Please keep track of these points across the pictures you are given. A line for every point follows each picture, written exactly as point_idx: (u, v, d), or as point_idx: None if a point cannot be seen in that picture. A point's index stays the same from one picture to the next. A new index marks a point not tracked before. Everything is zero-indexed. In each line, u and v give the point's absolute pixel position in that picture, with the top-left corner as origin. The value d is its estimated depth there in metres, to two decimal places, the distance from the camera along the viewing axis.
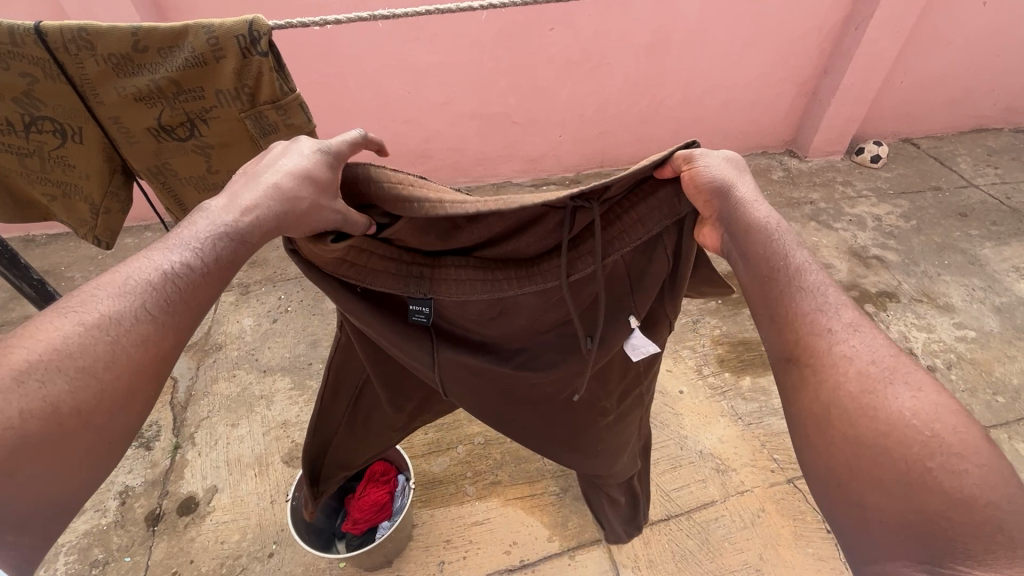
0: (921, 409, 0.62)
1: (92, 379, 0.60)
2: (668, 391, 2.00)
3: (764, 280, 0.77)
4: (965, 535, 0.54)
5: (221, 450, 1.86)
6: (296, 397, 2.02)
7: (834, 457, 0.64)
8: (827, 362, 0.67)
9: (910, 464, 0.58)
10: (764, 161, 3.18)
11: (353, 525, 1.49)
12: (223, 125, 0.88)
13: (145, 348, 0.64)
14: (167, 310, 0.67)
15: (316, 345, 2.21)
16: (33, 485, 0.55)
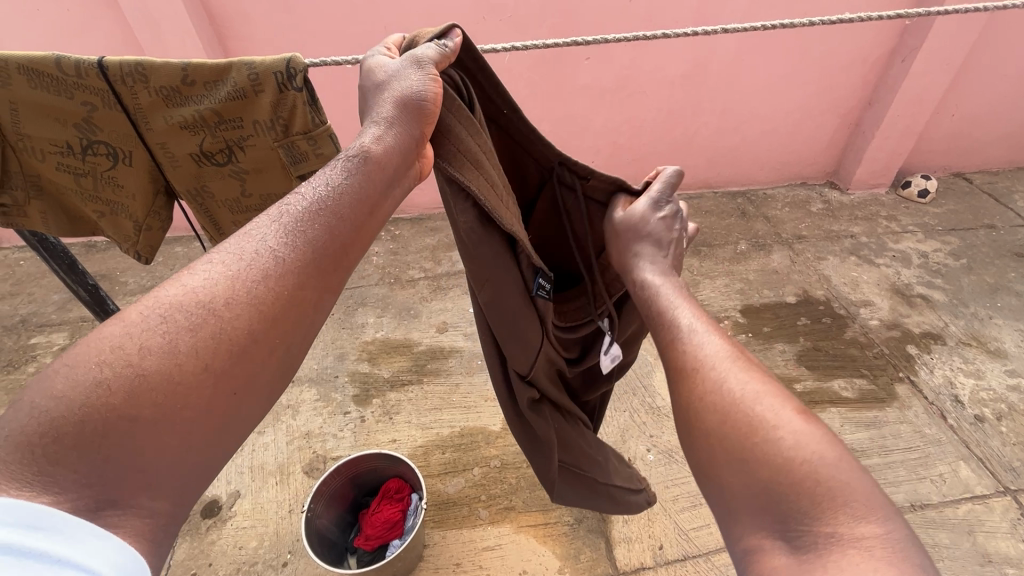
0: (755, 393, 0.69)
1: (229, 325, 0.58)
2: None
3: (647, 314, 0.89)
4: (798, 497, 0.59)
5: (246, 456, 1.92)
6: (321, 409, 2.08)
7: (699, 454, 0.69)
8: (688, 377, 0.75)
9: (743, 439, 0.65)
10: (803, 192, 3.11)
11: (369, 539, 1.52)
12: (258, 153, 0.95)
13: (286, 293, 0.63)
14: (314, 255, 0.68)
15: (343, 358, 2.26)
16: (159, 437, 0.51)
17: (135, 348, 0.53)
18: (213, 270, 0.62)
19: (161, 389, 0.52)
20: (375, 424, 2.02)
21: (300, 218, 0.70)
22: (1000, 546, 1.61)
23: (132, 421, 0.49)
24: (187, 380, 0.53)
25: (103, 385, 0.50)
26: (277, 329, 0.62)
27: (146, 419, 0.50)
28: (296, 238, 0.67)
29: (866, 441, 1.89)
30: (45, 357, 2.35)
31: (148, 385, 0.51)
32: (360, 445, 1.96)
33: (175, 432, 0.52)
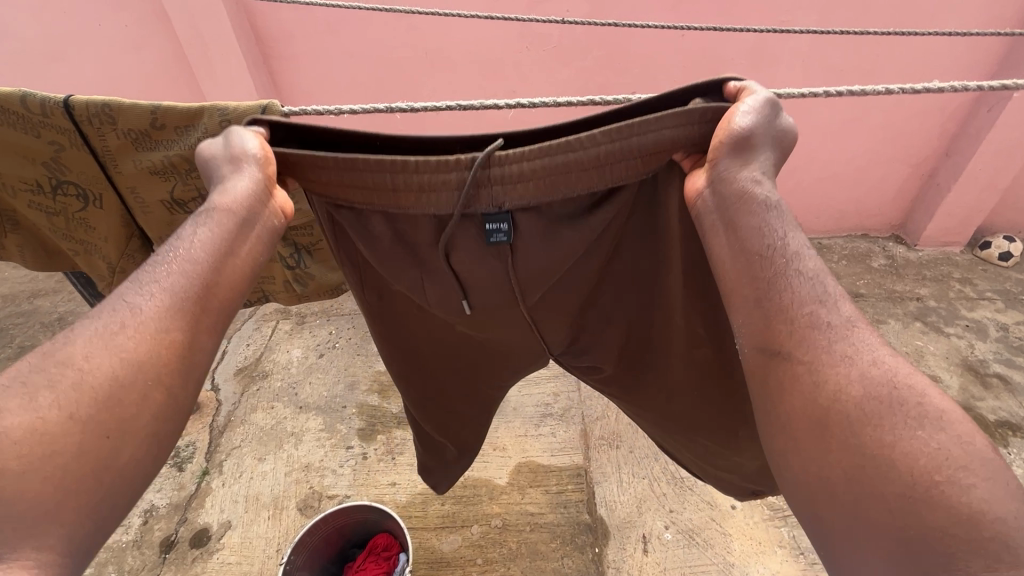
0: (926, 423, 0.49)
1: (90, 373, 0.54)
2: (718, 504, 1.75)
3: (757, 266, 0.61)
4: (967, 550, 0.42)
5: (243, 484, 1.86)
6: (324, 441, 2.00)
7: (813, 465, 0.50)
8: (827, 363, 0.53)
9: (914, 470, 0.46)
10: (864, 244, 2.84)
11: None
12: None
13: (153, 336, 0.57)
14: (181, 300, 0.60)
15: (354, 388, 2.19)
16: (31, 481, 0.47)
17: None
18: (76, 334, 0.57)
19: (22, 442, 0.48)
20: (377, 462, 1.93)
21: (164, 270, 0.62)
22: None
23: (3, 469, 0.47)
24: (90, 407, 0.52)
25: None
26: (148, 370, 0.55)
27: (15, 469, 0.47)
28: (162, 288, 0.61)
29: None
30: None
31: (8, 439, 0.48)
32: (359, 487, 1.86)
33: (48, 473, 0.48)
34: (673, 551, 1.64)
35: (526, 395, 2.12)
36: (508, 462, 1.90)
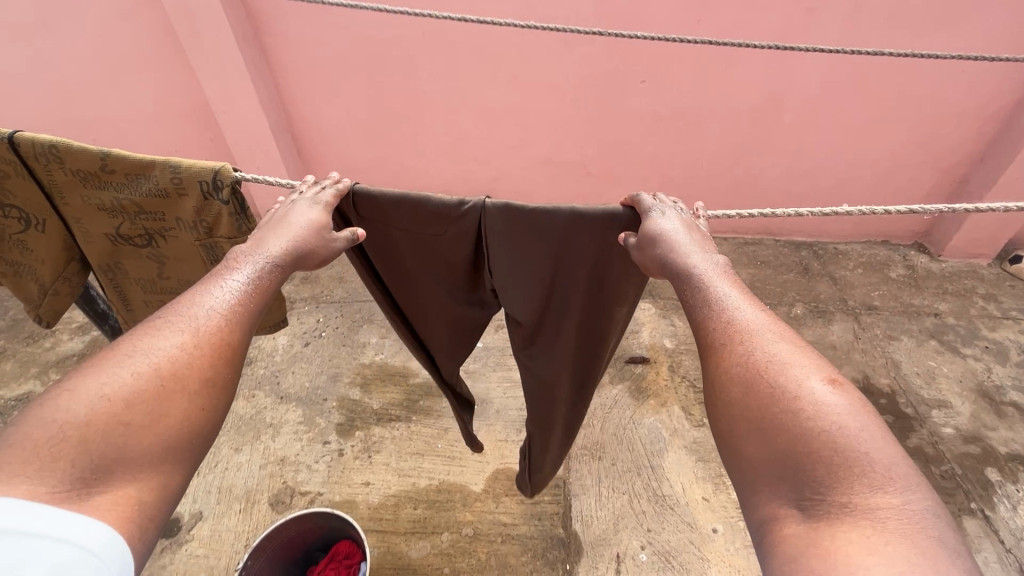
0: (779, 369, 0.62)
1: (165, 364, 0.68)
2: (698, 527, 1.68)
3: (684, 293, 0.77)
4: (818, 463, 0.53)
5: (217, 475, 1.85)
6: (302, 434, 1.97)
7: (725, 420, 0.64)
8: (723, 352, 0.68)
9: (764, 406, 0.60)
10: (883, 251, 2.67)
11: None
12: (176, 244, 1.03)
13: (218, 341, 0.73)
14: (242, 312, 0.78)
15: (336, 380, 2.15)
16: (137, 435, 0.62)
17: (86, 405, 0.61)
18: (171, 329, 0.72)
19: (115, 409, 0.62)
20: (352, 460, 1.89)
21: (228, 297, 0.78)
22: None
23: (121, 426, 0.61)
24: (140, 389, 0.64)
25: (60, 418, 0.60)
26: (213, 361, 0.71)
27: (130, 424, 0.62)
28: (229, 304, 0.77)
29: None
30: (61, 333, 2.34)
31: (105, 410, 0.62)
32: (332, 485, 1.82)
33: (151, 430, 0.63)
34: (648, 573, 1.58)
35: (510, 398, 2.05)
36: (485, 468, 1.85)
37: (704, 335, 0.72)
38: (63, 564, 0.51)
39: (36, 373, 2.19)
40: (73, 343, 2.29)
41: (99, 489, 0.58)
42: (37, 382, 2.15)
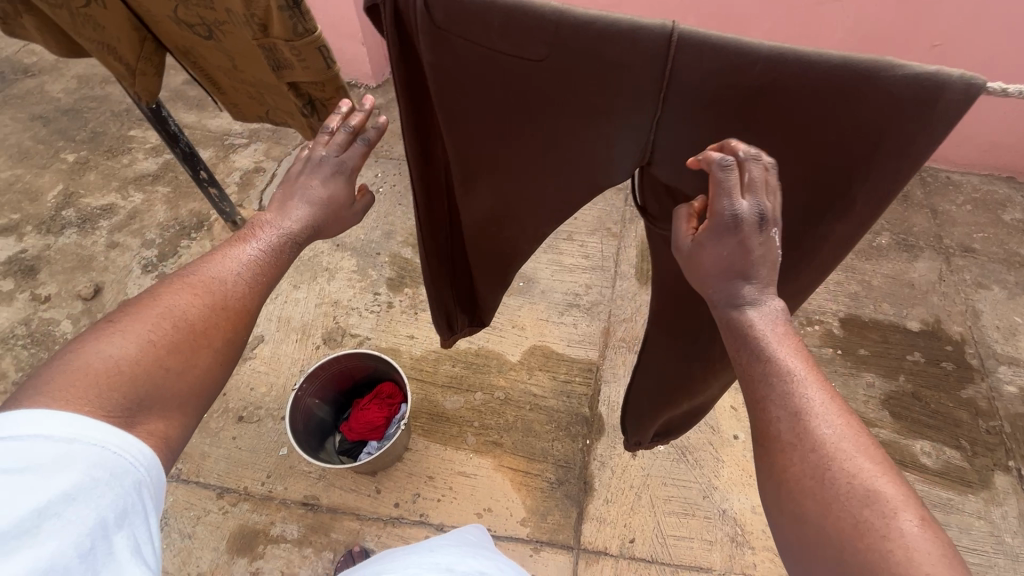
0: (873, 502, 0.58)
1: (192, 312, 0.71)
2: (719, 431, 1.72)
3: (745, 375, 0.72)
4: None
5: (278, 306, 1.99)
6: (354, 282, 2.06)
7: (804, 532, 0.62)
8: (804, 467, 0.63)
9: (856, 539, 0.57)
10: (1004, 189, 2.33)
11: (355, 431, 1.55)
12: (237, 38, 0.94)
13: (243, 299, 0.77)
14: (267, 272, 0.81)
15: (390, 237, 2.19)
16: (173, 383, 0.67)
17: (123, 345, 0.65)
18: (198, 280, 0.75)
19: (154, 356, 0.66)
20: (399, 314, 1.98)
21: (254, 255, 0.81)
22: None
23: (162, 370, 0.66)
24: (174, 335, 0.69)
25: (101, 359, 0.63)
26: (237, 318, 0.75)
27: (170, 370, 0.67)
28: (256, 260, 0.80)
29: None
30: (137, 152, 2.41)
31: (145, 354, 0.66)
32: (380, 332, 1.94)
33: (188, 380, 0.68)
34: (663, 461, 1.67)
35: (557, 282, 2.05)
36: (523, 342, 1.91)
37: (766, 428, 0.68)
38: (117, 472, 0.56)
39: (116, 187, 2.31)
40: (148, 163, 2.37)
41: (141, 419, 0.62)
42: (119, 195, 2.27)
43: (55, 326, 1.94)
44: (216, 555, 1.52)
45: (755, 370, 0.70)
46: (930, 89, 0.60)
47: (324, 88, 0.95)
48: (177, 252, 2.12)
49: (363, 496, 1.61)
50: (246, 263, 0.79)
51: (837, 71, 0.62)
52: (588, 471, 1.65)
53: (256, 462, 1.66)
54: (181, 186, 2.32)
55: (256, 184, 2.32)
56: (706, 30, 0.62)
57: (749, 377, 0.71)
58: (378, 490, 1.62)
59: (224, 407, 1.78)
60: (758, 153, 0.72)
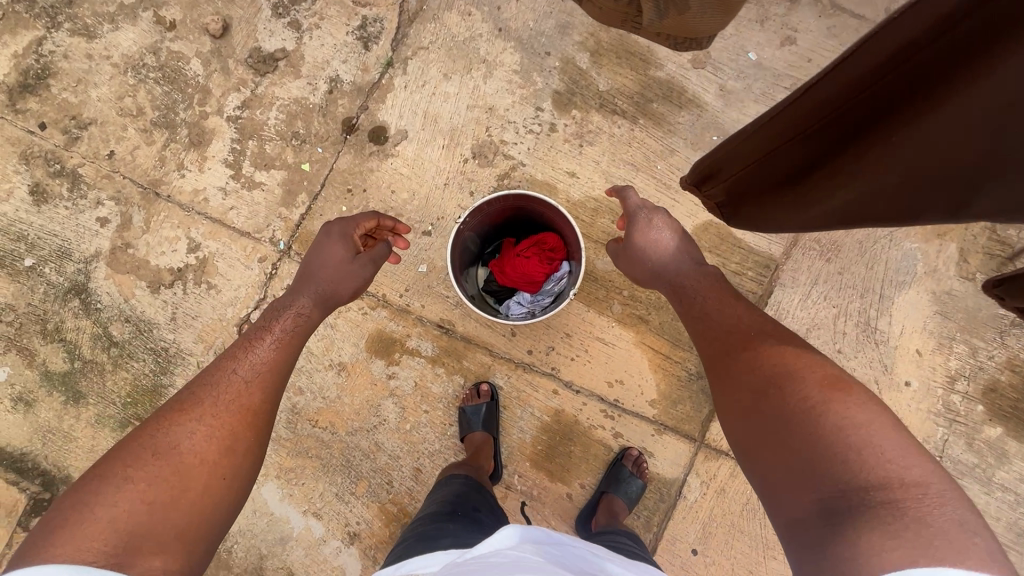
0: (793, 383, 0.93)
1: (190, 441, 0.87)
2: (891, 372, 1.52)
3: (709, 339, 1.12)
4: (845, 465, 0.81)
5: (425, 98, 1.69)
6: (515, 87, 1.69)
7: (773, 452, 0.90)
8: (750, 390, 0.98)
9: (794, 431, 0.88)
10: None
11: (512, 278, 1.40)
12: None
13: (238, 408, 0.93)
14: (263, 379, 0.97)
15: (566, 33, 1.70)
16: (174, 515, 0.81)
17: (125, 484, 0.80)
18: (196, 406, 0.91)
19: (153, 485, 0.81)
20: (561, 142, 1.66)
21: (261, 347, 1.00)
22: None
23: (155, 502, 0.80)
24: (172, 463, 0.85)
25: (101, 511, 0.77)
26: (233, 429, 0.91)
27: (162, 501, 0.81)
28: (251, 372, 0.97)
29: None
30: None
31: (143, 486, 0.81)
32: (536, 158, 1.66)
33: (190, 505, 0.83)
34: None
35: None
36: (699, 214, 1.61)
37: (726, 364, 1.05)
38: None
39: None
40: None
41: (133, 562, 0.73)
42: None
43: (185, 64, 1.72)
44: (356, 350, 1.57)
45: (699, 318, 1.16)
46: None
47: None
48: None
49: (497, 335, 1.57)
50: (261, 356, 1.00)
51: None
52: None
53: (395, 272, 1.59)
54: None
55: None
56: None
57: (710, 333, 1.12)
58: (512, 334, 1.56)
59: (364, 206, 1.66)
60: None
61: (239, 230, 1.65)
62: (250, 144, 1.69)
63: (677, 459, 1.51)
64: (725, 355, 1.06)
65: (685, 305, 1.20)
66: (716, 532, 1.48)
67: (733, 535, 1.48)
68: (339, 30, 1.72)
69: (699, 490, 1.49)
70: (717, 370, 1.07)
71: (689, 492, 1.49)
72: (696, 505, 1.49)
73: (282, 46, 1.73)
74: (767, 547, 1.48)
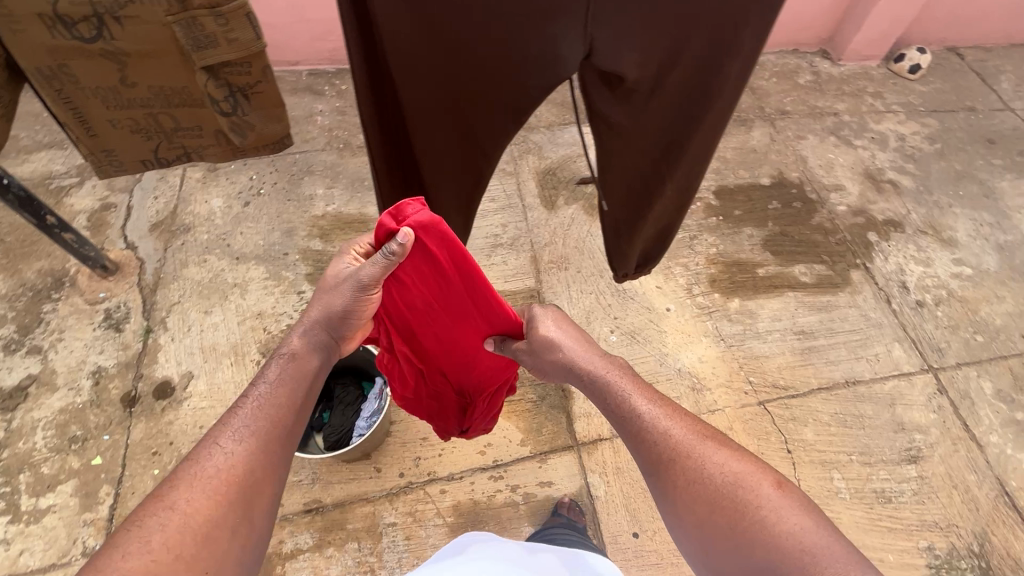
0: (682, 434, 0.99)
1: (192, 508, 0.78)
2: (654, 308, 1.96)
3: (610, 410, 1.07)
4: (739, 516, 0.88)
5: (195, 337, 1.82)
6: (272, 288, 1.95)
7: (688, 512, 0.93)
8: (660, 455, 0.98)
9: (697, 483, 0.93)
10: (793, 60, 2.87)
11: (387, 308, 1.09)
12: (156, 41, 0.94)
13: (235, 476, 0.83)
14: (256, 445, 0.88)
15: (292, 235, 2.08)
16: None
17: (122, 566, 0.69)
18: (187, 476, 0.82)
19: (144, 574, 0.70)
20: None
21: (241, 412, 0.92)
22: (913, 416, 1.79)
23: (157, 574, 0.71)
24: (181, 542, 0.74)
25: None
26: (226, 506, 0.81)
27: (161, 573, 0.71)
28: (248, 433, 0.89)
29: (815, 324, 1.97)
30: None
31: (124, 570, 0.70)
32: None
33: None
34: (620, 349, 1.87)
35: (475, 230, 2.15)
36: None
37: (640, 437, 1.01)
38: None
39: None
40: None
41: None
42: None
43: None
44: None
45: (608, 406, 1.08)
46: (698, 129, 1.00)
47: (250, 74, 1.00)
48: (43, 319, 1.83)
49: (366, 479, 1.60)
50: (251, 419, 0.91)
51: (684, 133, 1.01)
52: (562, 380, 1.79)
53: None
54: (12, 250, 1.96)
55: (111, 223, 2.07)
56: (654, 126, 1.02)
57: (618, 415, 1.05)
58: (378, 469, 1.61)
59: (177, 456, 1.61)
60: (646, 156, 1.08)
61: (39, 569, 1.44)
62: (23, 478, 1.56)
63: (571, 471, 1.64)
64: (641, 429, 1.01)
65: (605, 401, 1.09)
66: (639, 506, 1.59)
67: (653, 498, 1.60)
68: (84, 332, 1.81)
69: (603, 482, 1.62)
70: (631, 437, 1.03)
71: (598, 489, 1.61)
72: (609, 496, 1.60)
73: (27, 374, 1.73)
74: None
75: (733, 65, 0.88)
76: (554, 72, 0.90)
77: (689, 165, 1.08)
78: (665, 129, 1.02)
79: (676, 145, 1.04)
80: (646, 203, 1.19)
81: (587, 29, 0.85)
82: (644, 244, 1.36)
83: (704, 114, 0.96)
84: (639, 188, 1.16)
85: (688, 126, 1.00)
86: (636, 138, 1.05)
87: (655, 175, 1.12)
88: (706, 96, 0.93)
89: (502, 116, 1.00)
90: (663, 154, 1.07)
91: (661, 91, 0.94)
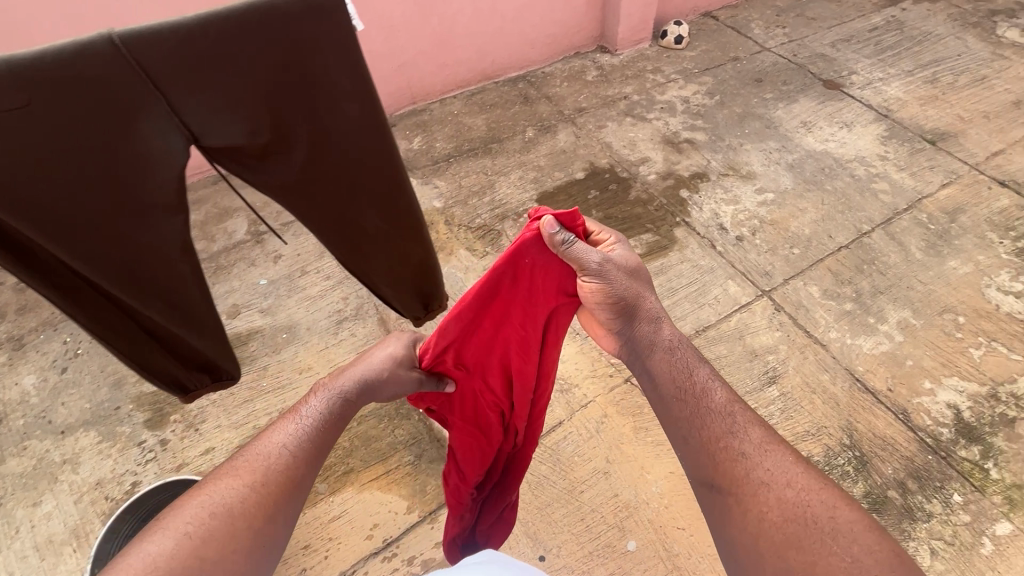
0: (762, 452, 0.99)
1: (249, 489, 0.92)
2: None
3: (679, 400, 1.07)
4: (812, 541, 0.87)
5: (26, 537, 1.62)
6: (107, 450, 1.78)
7: (756, 532, 0.91)
8: (736, 465, 0.97)
9: (769, 504, 0.92)
10: (578, 62, 3.11)
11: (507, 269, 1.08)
12: None
13: (283, 472, 0.97)
14: (309, 448, 1.02)
15: (121, 386, 1.93)
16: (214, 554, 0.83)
17: (191, 523, 0.85)
18: (251, 458, 0.98)
19: (196, 537, 0.83)
20: (179, 443, 1.79)
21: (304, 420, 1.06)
22: (761, 341, 1.90)
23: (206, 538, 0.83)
24: (236, 511, 0.89)
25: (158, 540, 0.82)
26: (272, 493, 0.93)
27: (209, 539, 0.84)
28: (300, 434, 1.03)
29: (657, 288, 2.07)
30: None
31: (185, 534, 0.83)
32: (168, 471, 1.73)
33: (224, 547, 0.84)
34: None
35: (317, 312, 2.09)
36: None
37: (715, 445, 1.01)
38: None
39: None
40: None
41: None
42: None
43: None
44: None
45: (678, 398, 1.08)
46: (366, 161, 1.05)
47: None
48: None
49: None
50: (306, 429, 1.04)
51: (356, 169, 1.05)
52: (435, 431, 1.75)
53: None
54: None
55: None
56: (327, 175, 1.04)
57: (694, 408, 1.06)
58: None
59: None
60: (339, 204, 1.10)
61: None
62: None
63: None
64: (715, 431, 1.02)
65: (672, 394, 1.09)
66: (538, 527, 1.56)
67: (550, 514, 1.57)
68: None
69: None
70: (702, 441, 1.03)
71: None
72: None
73: None
74: (573, 491, 1.61)
75: (347, 97, 0.95)
76: (172, 157, 0.90)
77: (386, 198, 1.12)
78: (338, 175, 1.05)
79: (360, 183, 1.08)
80: (367, 247, 1.20)
81: (176, 114, 0.87)
82: (408, 282, 1.35)
83: (356, 146, 1.02)
84: (354, 236, 1.17)
85: (355, 161, 1.04)
86: (312, 190, 1.05)
87: (364, 216, 1.14)
88: (347, 133, 0.99)
89: (157, 218, 0.96)
90: (347, 201, 1.09)
91: (302, 142, 0.98)
